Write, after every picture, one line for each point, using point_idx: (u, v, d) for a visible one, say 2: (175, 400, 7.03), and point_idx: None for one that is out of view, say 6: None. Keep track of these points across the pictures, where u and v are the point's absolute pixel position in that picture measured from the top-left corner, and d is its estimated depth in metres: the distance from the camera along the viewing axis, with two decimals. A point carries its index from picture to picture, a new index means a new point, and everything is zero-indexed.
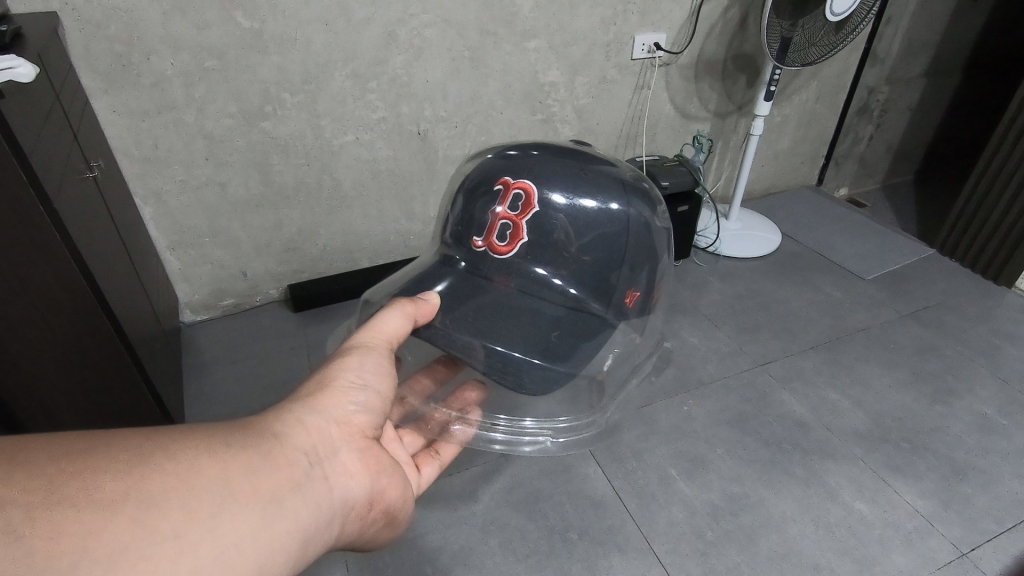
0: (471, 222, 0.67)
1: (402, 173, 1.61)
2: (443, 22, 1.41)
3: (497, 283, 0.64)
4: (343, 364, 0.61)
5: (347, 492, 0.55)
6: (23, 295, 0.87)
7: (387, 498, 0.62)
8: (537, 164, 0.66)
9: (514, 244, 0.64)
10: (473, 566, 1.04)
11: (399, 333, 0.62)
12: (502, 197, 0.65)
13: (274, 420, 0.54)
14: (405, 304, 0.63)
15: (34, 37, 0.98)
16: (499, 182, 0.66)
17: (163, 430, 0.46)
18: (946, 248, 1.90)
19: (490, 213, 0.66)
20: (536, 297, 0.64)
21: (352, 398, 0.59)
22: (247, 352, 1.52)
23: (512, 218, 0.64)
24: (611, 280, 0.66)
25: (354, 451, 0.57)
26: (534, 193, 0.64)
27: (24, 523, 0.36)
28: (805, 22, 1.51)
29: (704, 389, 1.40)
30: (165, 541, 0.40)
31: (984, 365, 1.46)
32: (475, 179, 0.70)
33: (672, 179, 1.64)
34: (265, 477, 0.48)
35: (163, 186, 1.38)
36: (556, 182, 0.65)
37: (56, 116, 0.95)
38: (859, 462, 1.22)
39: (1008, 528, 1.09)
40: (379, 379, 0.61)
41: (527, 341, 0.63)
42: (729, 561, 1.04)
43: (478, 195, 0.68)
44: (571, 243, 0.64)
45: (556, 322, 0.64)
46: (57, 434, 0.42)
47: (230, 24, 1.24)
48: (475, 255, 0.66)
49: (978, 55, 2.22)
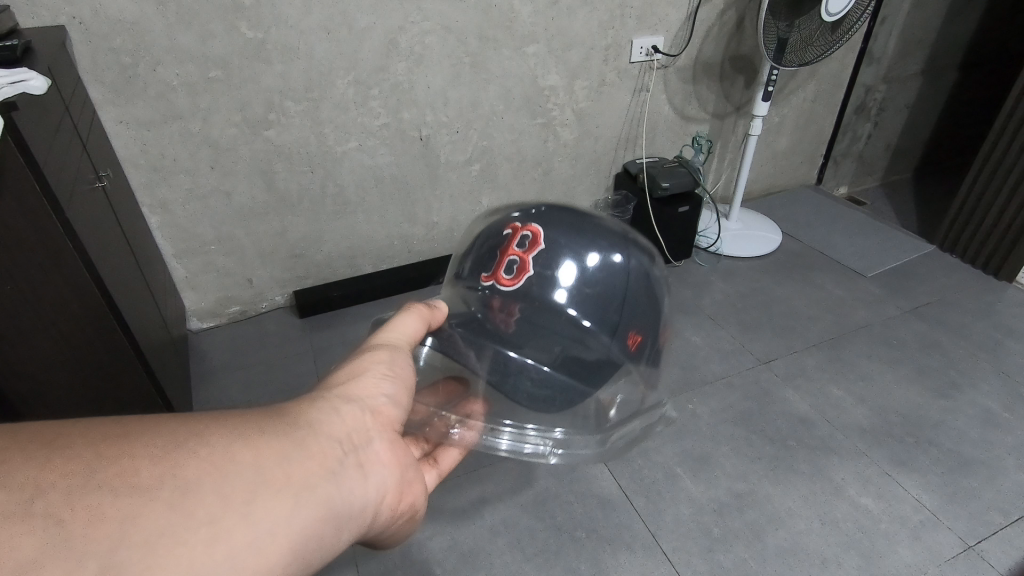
0: (484, 262, 0.75)
1: (404, 179, 1.63)
2: (443, 29, 1.43)
3: (501, 310, 0.71)
4: (374, 357, 0.64)
5: (379, 481, 0.56)
6: (35, 300, 0.89)
7: (414, 491, 0.62)
8: (553, 215, 0.76)
9: (520, 276, 0.71)
10: (482, 566, 1.04)
11: (416, 332, 0.69)
12: (511, 238, 0.74)
13: (308, 409, 0.55)
14: (421, 309, 0.71)
15: (44, 51, 1.00)
16: (509, 227, 0.76)
17: (198, 416, 0.46)
18: (946, 244, 1.91)
19: (499, 254, 0.74)
20: (545, 325, 0.69)
21: (383, 389, 0.61)
22: (254, 358, 1.53)
23: (519, 254, 0.72)
24: (616, 320, 0.70)
25: (386, 442, 0.58)
26: (540, 234, 0.73)
27: (64, 508, 0.36)
28: (800, 22, 1.52)
29: (708, 387, 1.40)
30: (199, 526, 0.40)
31: (987, 360, 1.47)
32: (489, 232, 0.79)
33: (671, 180, 1.68)
34: (299, 464, 0.49)
35: (170, 195, 1.39)
36: (560, 227, 0.73)
37: (66, 129, 0.97)
38: (863, 456, 1.23)
39: (1015, 521, 1.10)
40: (407, 376, 0.65)
41: (527, 352, 0.69)
42: (736, 558, 1.05)
43: (493, 239, 0.77)
44: (580, 279, 0.70)
45: (563, 345, 0.68)
46: (95, 419, 0.42)
47: (234, 35, 1.26)
48: (486, 288, 0.72)
49: (973, 53, 2.24)
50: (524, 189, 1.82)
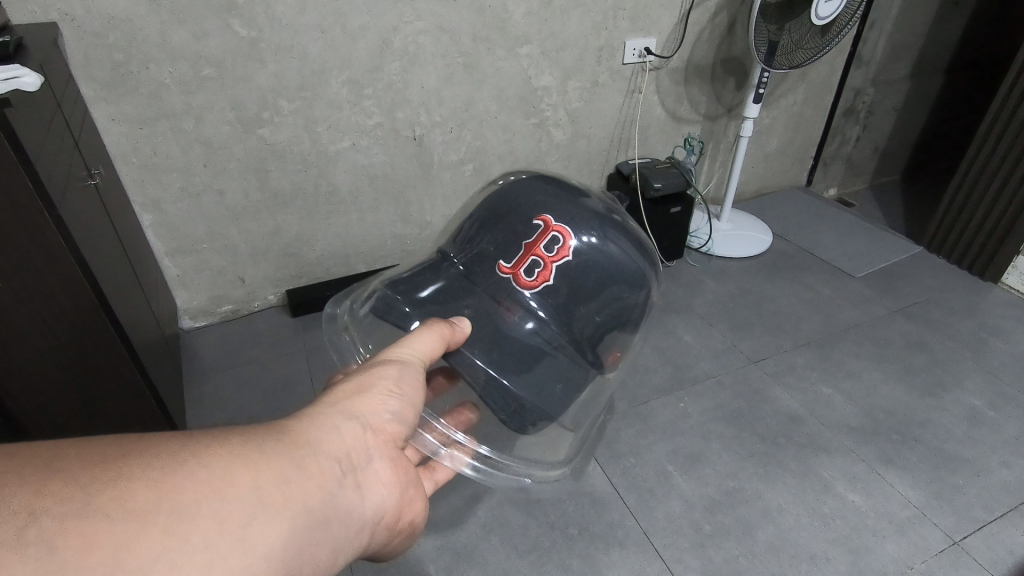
0: (500, 247, 0.66)
1: (398, 178, 1.63)
2: (437, 29, 1.44)
3: (512, 314, 0.63)
4: (380, 371, 0.59)
5: (376, 502, 0.55)
6: (27, 298, 0.88)
7: (413, 509, 0.61)
8: (572, 209, 0.68)
9: (540, 282, 0.63)
10: (476, 563, 1.05)
11: (432, 353, 0.59)
12: (540, 234, 0.65)
13: (306, 425, 0.53)
14: (442, 327, 0.60)
15: (36, 47, 1.00)
16: (539, 218, 0.66)
17: (197, 433, 0.44)
18: (933, 246, 1.94)
19: (522, 247, 0.65)
20: (549, 350, 0.63)
21: (387, 406, 0.58)
22: (246, 357, 1.53)
23: (544, 257, 0.64)
24: (607, 343, 0.67)
25: (387, 460, 0.57)
26: (570, 239, 0.65)
27: (58, 534, 0.33)
28: (791, 25, 1.54)
29: (699, 385, 1.42)
30: (196, 551, 0.38)
31: (972, 359, 1.49)
32: (509, 207, 0.69)
33: (663, 181, 1.69)
34: (298, 485, 0.46)
35: (161, 193, 1.39)
36: (591, 234, 0.66)
37: (57, 127, 0.97)
38: (852, 454, 1.25)
39: (999, 516, 1.12)
40: (415, 394, 0.60)
41: (537, 383, 0.62)
42: (727, 553, 1.06)
43: (513, 224, 0.67)
44: (594, 300, 0.65)
45: (562, 374, 0.63)
46: (95, 439, 0.39)
47: (227, 33, 1.26)
48: (500, 281, 0.65)
49: (959, 58, 2.28)
50: None
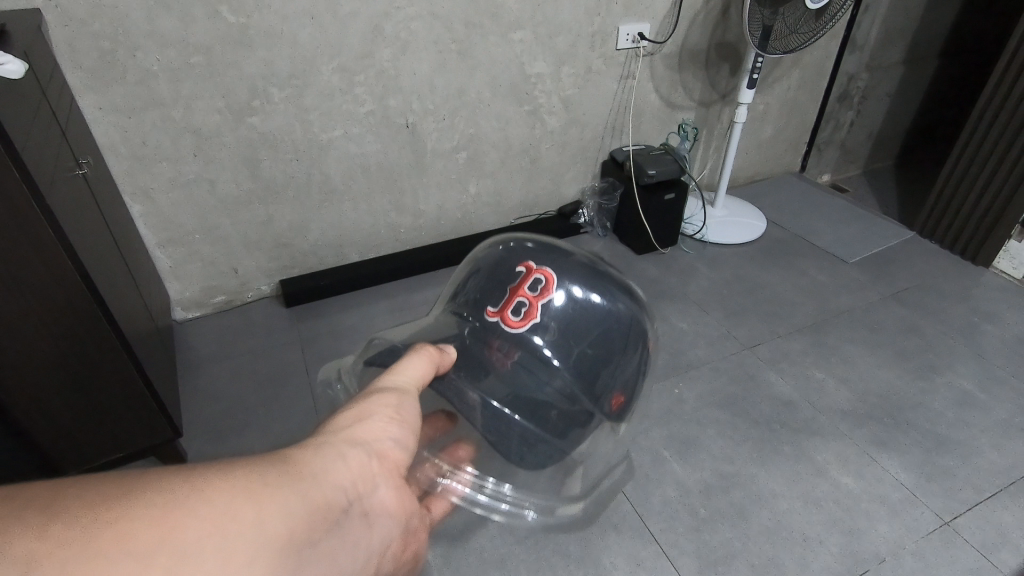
0: (489, 294, 0.74)
1: (391, 166, 1.62)
2: (428, 15, 1.42)
3: (500, 350, 0.69)
4: (380, 398, 0.56)
5: (381, 534, 0.49)
6: (20, 295, 0.87)
7: (415, 540, 0.56)
8: (555, 259, 0.76)
9: (526, 320, 0.70)
10: (473, 547, 1.06)
11: (425, 376, 0.62)
12: (523, 278, 0.73)
13: (310, 452, 0.47)
14: (431, 351, 0.64)
15: (20, 35, 0.98)
16: (522, 265, 0.74)
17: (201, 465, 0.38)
18: (925, 231, 1.95)
19: (508, 291, 0.72)
20: (542, 383, 0.68)
21: (389, 433, 0.54)
22: (241, 348, 1.53)
23: (529, 297, 0.71)
24: (605, 383, 0.70)
25: (393, 488, 0.52)
26: (552, 280, 0.72)
27: None
28: (784, 10, 1.53)
29: (694, 371, 1.43)
30: None
31: (963, 342, 1.51)
32: (498, 262, 0.77)
33: (657, 168, 1.69)
34: (309, 518, 0.41)
35: (152, 184, 1.37)
36: (573, 276, 0.73)
37: (43, 116, 0.95)
38: (845, 437, 1.26)
39: (988, 497, 1.14)
40: (413, 421, 0.57)
41: (526, 406, 0.67)
42: (722, 536, 1.07)
43: (501, 274, 0.75)
44: (582, 335, 0.70)
45: (553, 402, 0.67)
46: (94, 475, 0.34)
47: (215, 20, 1.24)
48: (488, 323, 0.71)
49: (952, 43, 2.27)
50: (512, 177, 1.82)
